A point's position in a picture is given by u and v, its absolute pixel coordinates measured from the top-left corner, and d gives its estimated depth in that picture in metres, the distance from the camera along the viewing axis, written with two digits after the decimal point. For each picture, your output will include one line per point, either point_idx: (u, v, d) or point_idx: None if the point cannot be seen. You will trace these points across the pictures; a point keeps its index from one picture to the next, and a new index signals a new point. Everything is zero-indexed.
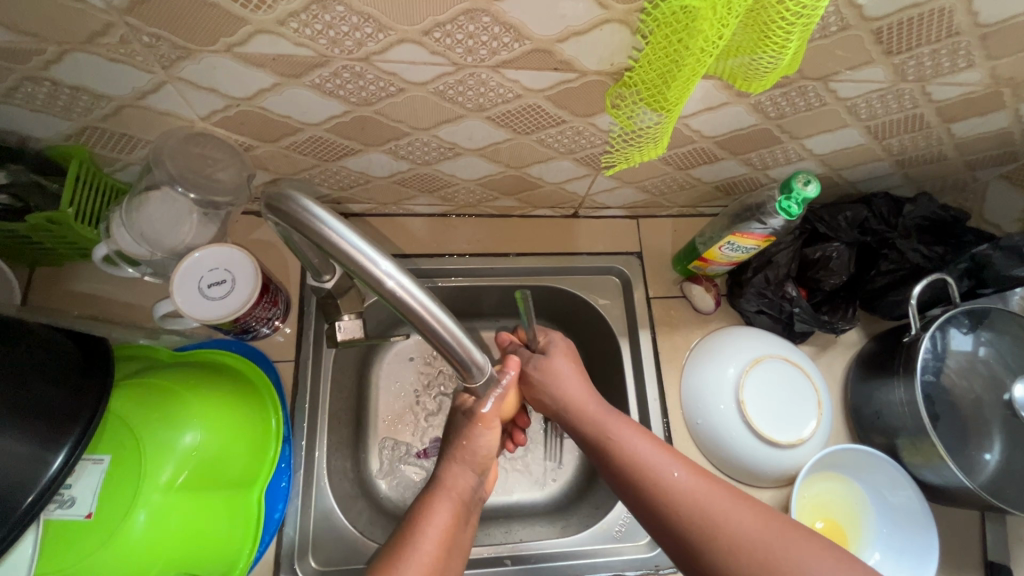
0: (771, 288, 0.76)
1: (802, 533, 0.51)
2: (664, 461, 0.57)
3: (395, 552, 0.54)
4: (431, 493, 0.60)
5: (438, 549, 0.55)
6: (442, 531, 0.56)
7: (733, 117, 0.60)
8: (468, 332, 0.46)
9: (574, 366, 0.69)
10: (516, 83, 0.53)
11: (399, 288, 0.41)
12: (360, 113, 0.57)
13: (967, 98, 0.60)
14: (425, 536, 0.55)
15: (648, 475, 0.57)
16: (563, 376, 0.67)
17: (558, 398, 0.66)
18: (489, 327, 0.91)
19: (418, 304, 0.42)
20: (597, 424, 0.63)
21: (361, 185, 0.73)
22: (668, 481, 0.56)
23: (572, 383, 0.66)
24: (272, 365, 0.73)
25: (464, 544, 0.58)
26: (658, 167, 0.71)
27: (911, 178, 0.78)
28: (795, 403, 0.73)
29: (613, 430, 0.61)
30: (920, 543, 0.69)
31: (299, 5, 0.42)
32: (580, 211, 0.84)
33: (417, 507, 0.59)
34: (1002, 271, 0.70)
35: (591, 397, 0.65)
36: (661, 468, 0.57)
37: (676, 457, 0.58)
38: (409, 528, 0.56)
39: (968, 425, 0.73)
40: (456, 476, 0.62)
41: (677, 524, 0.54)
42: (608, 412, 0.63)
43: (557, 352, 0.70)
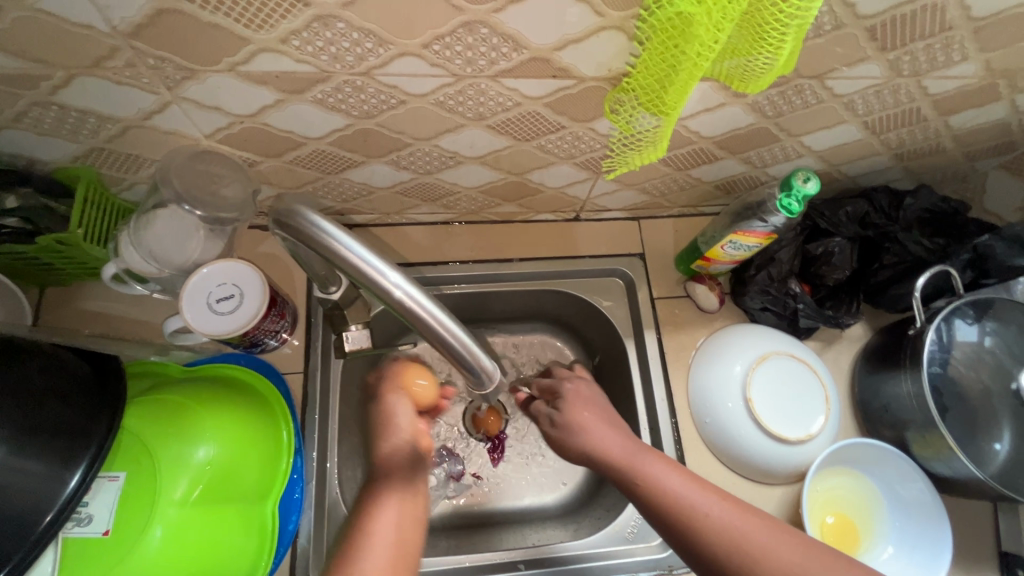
0: (774, 285, 0.77)
1: (842, 561, 0.50)
2: (699, 494, 0.55)
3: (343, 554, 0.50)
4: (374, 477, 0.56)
5: (394, 532, 0.51)
6: (394, 520, 0.52)
7: (730, 117, 0.61)
8: (478, 341, 0.46)
9: (592, 410, 0.67)
10: (516, 91, 0.54)
11: (407, 297, 0.42)
12: (362, 126, 0.57)
13: (962, 90, 0.61)
14: (377, 527, 0.51)
15: (684, 509, 0.55)
16: (580, 412, 0.67)
17: (581, 442, 0.64)
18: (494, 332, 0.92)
19: (426, 312, 0.43)
20: (622, 462, 0.60)
21: (364, 196, 0.73)
22: (705, 516, 0.54)
23: (594, 423, 0.65)
24: (281, 377, 0.73)
25: (419, 525, 0.53)
26: (658, 169, 0.71)
27: (910, 170, 0.79)
28: (803, 399, 0.73)
29: (638, 460, 0.60)
30: (932, 539, 0.69)
31: (301, 22, 0.43)
32: (581, 215, 0.84)
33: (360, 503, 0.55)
34: (1004, 261, 0.72)
35: (614, 440, 0.63)
36: (695, 499, 0.55)
37: (709, 489, 0.56)
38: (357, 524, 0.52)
39: (978, 416, 0.74)
40: (389, 447, 0.58)
41: (715, 558, 0.52)
42: (633, 443, 0.62)
43: (575, 397, 0.69)
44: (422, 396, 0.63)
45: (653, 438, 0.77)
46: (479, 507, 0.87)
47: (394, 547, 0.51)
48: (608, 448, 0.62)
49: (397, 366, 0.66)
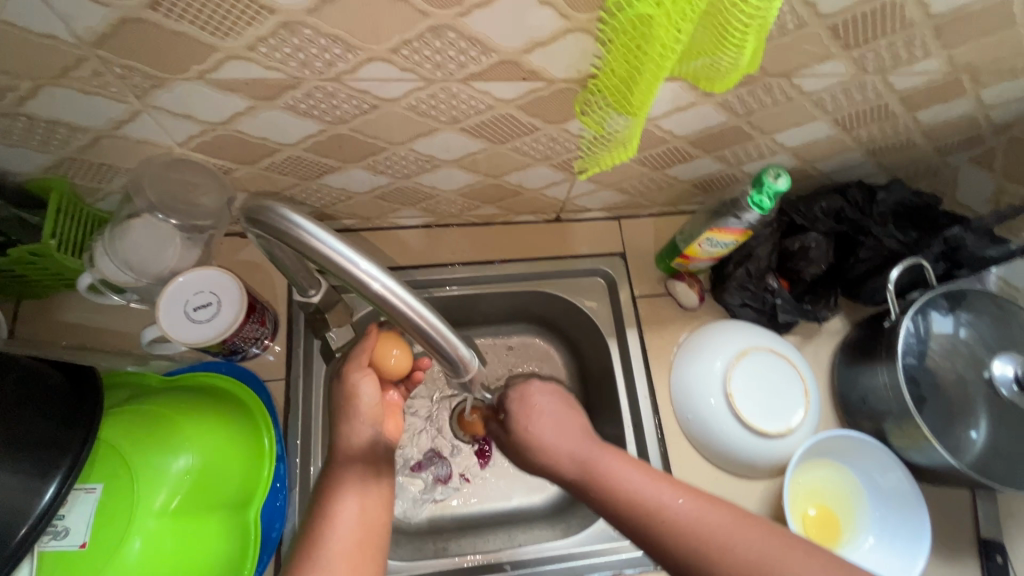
0: (752, 281, 0.78)
1: (803, 550, 0.49)
2: (659, 490, 0.55)
3: (307, 542, 0.55)
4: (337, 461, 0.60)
5: (357, 520, 0.57)
6: (357, 509, 0.57)
7: (702, 117, 0.62)
8: (453, 329, 0.47)
9: (550, 417, 0.66)
10: (487, 94, 0.54)
11: (384, 289, 0.42)
12: (336, 131, 0.58)
13: (928, 86, 0.62)
14: (339, 518, 0.56)
15: (646, 507, 0.54)
16: (538, 423, 0.65)
17: (541, 449, 0.64)
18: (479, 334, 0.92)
19: (400, 301, 0.43)
20: (584, 464, 0.60)
21: (343, 201, 0.73)
22: (666, 511, 0.53)
23: (549, 431, 0.64)
24: (263, 385, 0.72)
25: (380, 517, 0.59)
26: (635, 168, 0.72)
27: (883, 165, 0.80)
28: (783, 394, 0.74)
29: (602, 465, 0.59)
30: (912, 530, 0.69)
31: (267, 29, 0.43)
32: (562, 215, 0.85)
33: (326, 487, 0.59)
34: (976, 252, 0.72)
35: (574, 445, 0.62)
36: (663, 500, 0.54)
37: (671, 484, 0.55)
38: (321, 512, 0.57)
39: (954, 405, 0.74)
40: (352, 432, 0.61)
41: (678, 555, 0.52)
42: (593, 448, 0.61)
43: (525, 411, 0.67)
44: (391, 370, 0.61)
45: (637, 436, 0.77)
46: (467, 509, 0.87)
47: (359, 534, 0.56)
48: (567, 454, 0.62)
49: (371, 335, 0.62)
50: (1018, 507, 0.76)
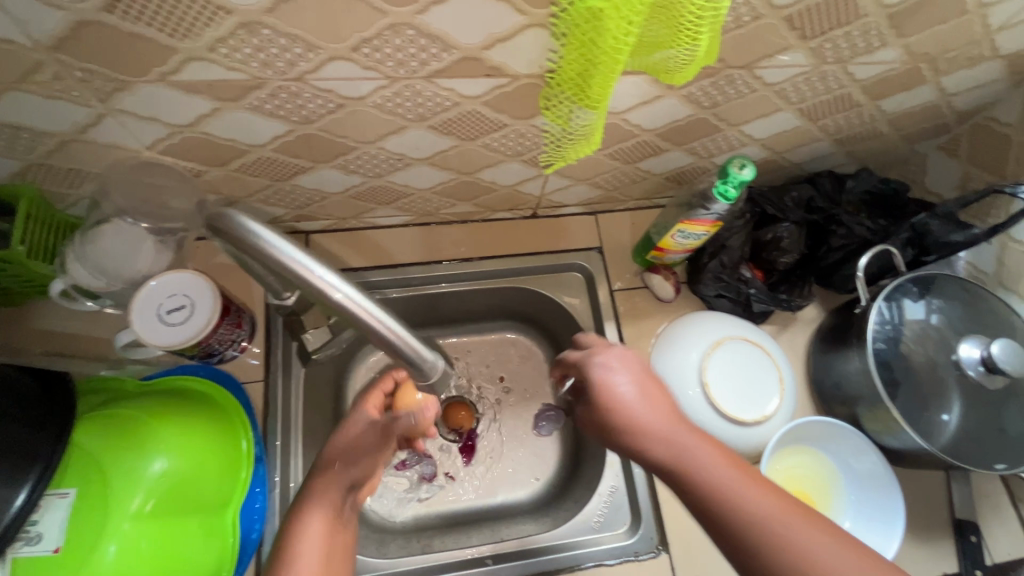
0: (726, 271, 0.79)
1: None
2: (754, 492, 0.47)
3: None
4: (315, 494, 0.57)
5: (323, 550, 0.55)
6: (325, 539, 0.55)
7: (668, 109, 0.63)
8: (413, 332, 0.47)
9: (638, 386, 0.56)
10: (452, 91, 0.54)
11: (346, 298, 0.42)
12: (304, 131, 0.58)
13: (888, 75, 0.63)
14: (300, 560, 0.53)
15: (735, 505, 0.46)
16: (626, 396, 0.55)
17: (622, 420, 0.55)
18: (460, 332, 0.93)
19: (362, 311, 0.43)
20: (669, 443, 0.52)
21: (317, 202, 0.74)
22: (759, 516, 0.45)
23: (638, 402, 0.55)
24: (240, 387, 0.72)
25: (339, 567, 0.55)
26: (606, 162, 0.73)
27: (853, 155, 0.81)
28: (758, 382, 0.74)
29: (689, 450, 0.51)
30: (886, 506, 0.71)
31: (225, 30, 0.44)
32: (538, 212, 0.85)
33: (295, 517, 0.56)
34: (940, 237, 0.72)
35: (662, 420, 0.53)
36: (755, 503, 0.46)
37: (768, 487, 0.47)
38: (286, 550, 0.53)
39: (924, 390, 0.72)
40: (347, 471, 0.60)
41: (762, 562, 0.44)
42: (682, 431, 0.52)
43: (617, 374, 0.57)
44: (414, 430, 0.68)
45: None
46: (452, 506, 0.88)
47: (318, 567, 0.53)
48: (654, 430, 0.53)
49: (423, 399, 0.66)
50: (991, 486, 0.77)
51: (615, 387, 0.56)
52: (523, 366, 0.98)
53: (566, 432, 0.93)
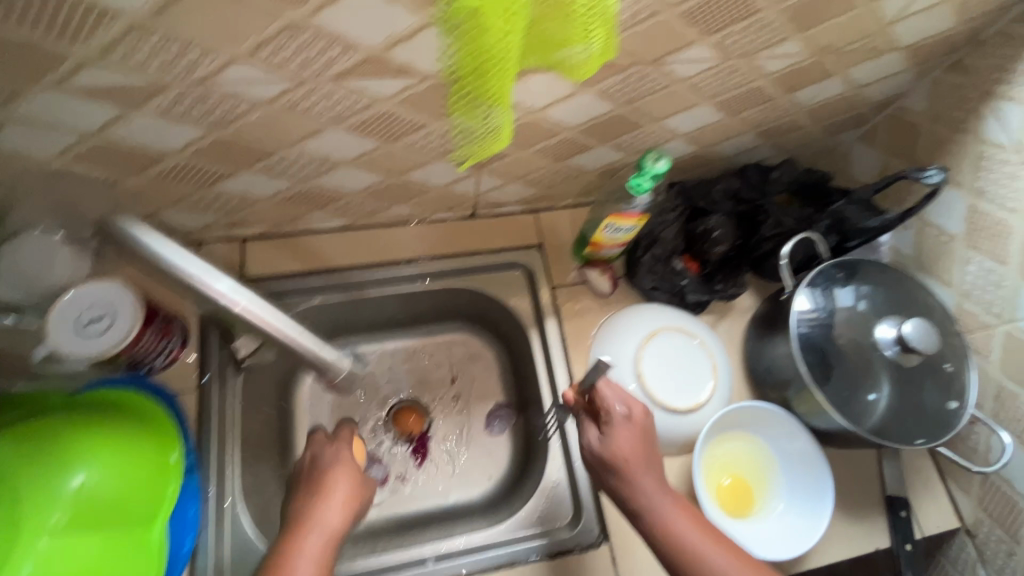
0: (660, 264, 0.81)
1: None
2: (707, 545, 0.57)
3: None
4: (298, 533, 0.59)
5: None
6: (315, 563, 0.57)
7: (586, 106, 0.64)
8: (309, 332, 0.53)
9: (635, 438, 0.62)
10: (364, 92, 0.55)
11: (242, 304, 0.47)
12: (218, 135, 0.58)
13: (796, 68, 0.65)
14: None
15: (691, 555, 0.56)
16: (619, 447, 0.61)
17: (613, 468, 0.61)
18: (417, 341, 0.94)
19: (261, 316, 0.49)
20: (644, 495, 0.60)
21: (247, 207, 0.73)
22: (709, 567, 0.56)
23: (633, 455, 0.61)
24: (172, 396, 0.70)
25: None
26: (535, 160, 0.74)
27: (779, 147, 0.84)
28: (691, 371, 0.76)
29: (657, 504, 0.59)
30: (815, 476, 0.73)
31: (114, 34, 0.43)
32: (477, 212, 0.86)
33: (276, 557, 0.57)
34: (859, 223, 0.75)
35: (646, 473, 0.61)
36: (707, 551, 0.56)
37: (719, 541, 0.57)
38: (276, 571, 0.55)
39: (853, 371, 0.72)
40: (324, 513, 0.61)
41: None
42: (658, 488, 0.60)
43: (620, 429, 0.62)
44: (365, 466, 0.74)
45: (558, 422, 0.79)
46: (404, 510, 0.87)
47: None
48: (637, 481, 0.60)
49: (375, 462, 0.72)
50: (920, 462, 0.80)
51: (620, 432, 0.62)
52: (473, 366, 0.98)
53: (517, 430, 0.94)
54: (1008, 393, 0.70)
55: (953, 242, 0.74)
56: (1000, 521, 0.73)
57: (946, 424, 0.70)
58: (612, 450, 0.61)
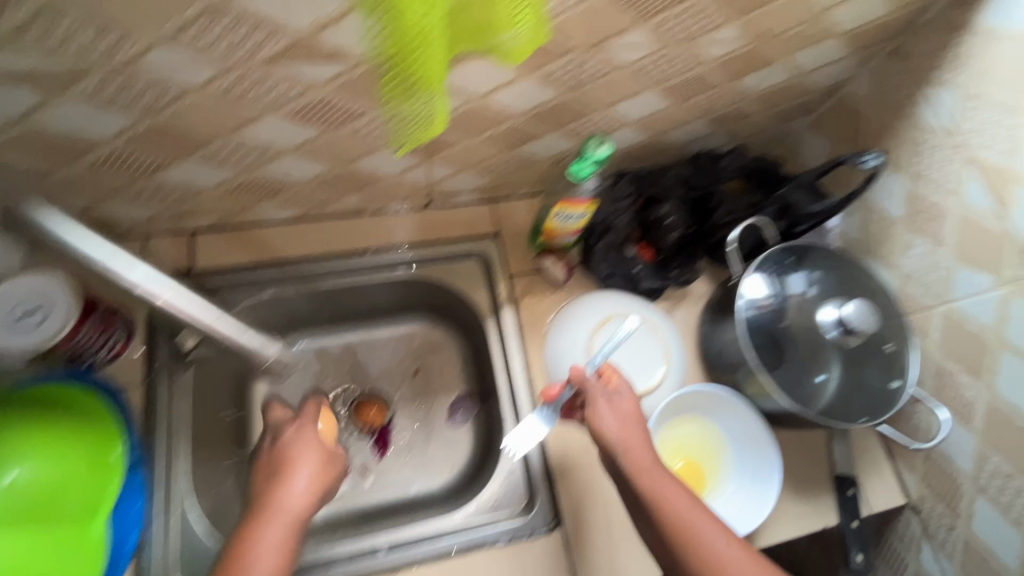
0: (614, 251, 0.81)
1: None
2: (706, 527, 0.56)
3: None
4: (260, 519, 0.57)
5: (273, 570, 0.54)
6: (278, 550, 0.55)
7: (530, 92, 0.64)
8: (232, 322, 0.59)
9: (637, 413, 0.64)
10: (297, 77, 0.54)
11: (165, 299, 0.51)
12: (151, 123, 0.57)
13: (737, 54, 0.66)
14: (260, 562, 0.53)
15: (690, 537, 0.55)
16: (620, 417, 0.62)
17: (616, 440, 0.61)
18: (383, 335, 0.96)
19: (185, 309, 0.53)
20: (646, 473, 0.59)
21: (192, 198, 0.72)
22: (711, 549, 0.54)
23: (636, 427, 0.62)
24: (116, 391, 0.69)
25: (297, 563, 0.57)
26: (486, 147, 0.74)
27: (731, 134, 0.85)
28: (642, 355, 0.78)
29: (657, 481, 0.58)
30: (761, 448, 0.75)
31: (24, 15, 0.42)
32: (433, 201, 0.86)
33: (235, 545, 0.55)
34: (804, 208, 0.76)
35: (645, 448, 0.60)
36: (705, 531, 0.55)
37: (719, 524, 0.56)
38: (240, 556, 0.54)
39: (802, 355, 0.73)
40: (286, 498, 0.59)
41: None
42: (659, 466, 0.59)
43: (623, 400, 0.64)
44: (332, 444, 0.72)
45: (514, 410, 0.79)
46: (366, 501, 0.87)
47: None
48: (637, 456, 0.60)
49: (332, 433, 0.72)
50: (869, 442, 0.82)
51: (624, 398, 0.64)
52: (434, 357, 0.98)
53: (478, 420, 0.94)
54: (948, 372, 0.71)
55: (896, 225, 0.75)
56: (942, 498, 0.75)
57: (886, 404, 0.72)
58: (619, 415, 0.63)
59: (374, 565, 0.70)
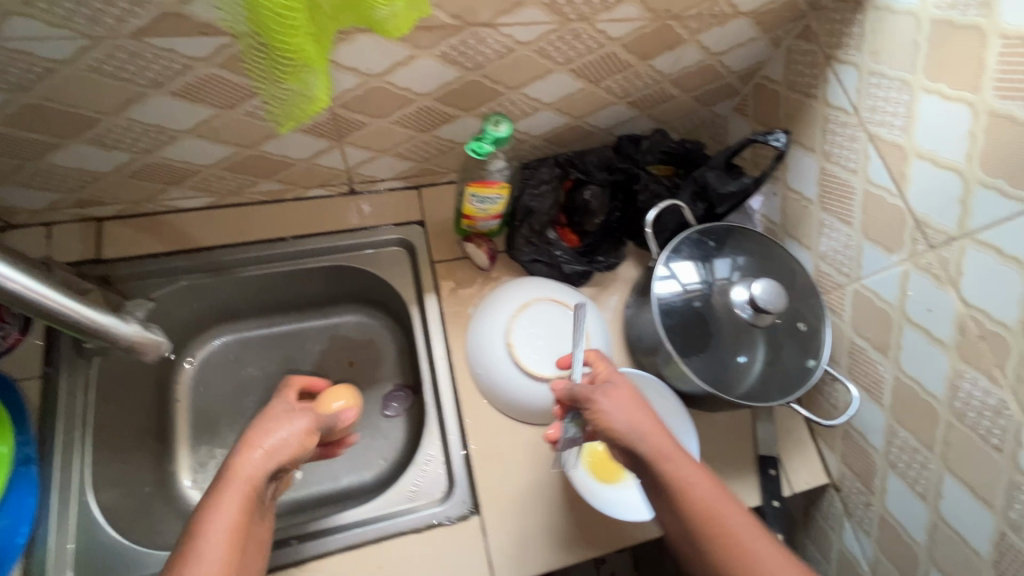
0: (535, 235, 0.80)
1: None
2: (725, 511, 0.52)
3: (179, 553, 0.47)
4: (214, 491, 0.51)
5: (224, 544, 0.48)
6: (232, 523, 0.49)
7: (431, 71, 0.63)
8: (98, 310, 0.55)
9: (633, 395, 0.59)
10: (175, 52, 0.53)
11: (11, 282, 0.46)
12: (25, 101, 0.55)
13: (641, 33, 0.66)
14: (210, 531, 0.48)
15: (709, 521, 0.51)
16: (620, 404, 0.57)
17: (621, 425, 0.56)
18: (318, 324, 0.95)
19: (36, 293, 0.48)
20: (661, 458, 0.54)
21: (92, 183, 0.70)
22: (731, 533, 0.51)
23: (638, 412, 0.57)
24: (11, 384, 0.68)
25: (255, 536, 0.52)
26: (398, 130, 0.72)
27: (655, 118, 0.84)
28: (561, 340, 0.76)
29: (672, 465, 0.54)
30: (676, 425, 0.76)
31: None
32: (356, 188, 0.84)
33: (193, 517, 0.50)
34: (720, 189, 0.76)
35: (656, 429, 0.56)
36: (723, 515, 0.52)
37: (735, 507, 0.53)
38: (195, 527, 0.49)
39: (724, 336, 0.72)
40: (249, 461, 0.53)
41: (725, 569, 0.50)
42: (670, 447, 0.55)
43: (613, 386, 0.59)
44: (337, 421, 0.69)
45: (435, 397, 0.78)
46: (296, 493, 0.84)
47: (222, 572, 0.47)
48: (649, 442, 0.55)
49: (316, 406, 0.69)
50: (793, 423, 0.82)
51: (616, 382, 0.59)
52: (370, 348, 0.95)
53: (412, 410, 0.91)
54: (859, 350, 0.72)
55: (810, 205, 0.76)
56: (860, 476, 0.75)
57: (799, 381, 0.73)
58: (616, 402, 0.57)
59: (281, 559, 0.67)
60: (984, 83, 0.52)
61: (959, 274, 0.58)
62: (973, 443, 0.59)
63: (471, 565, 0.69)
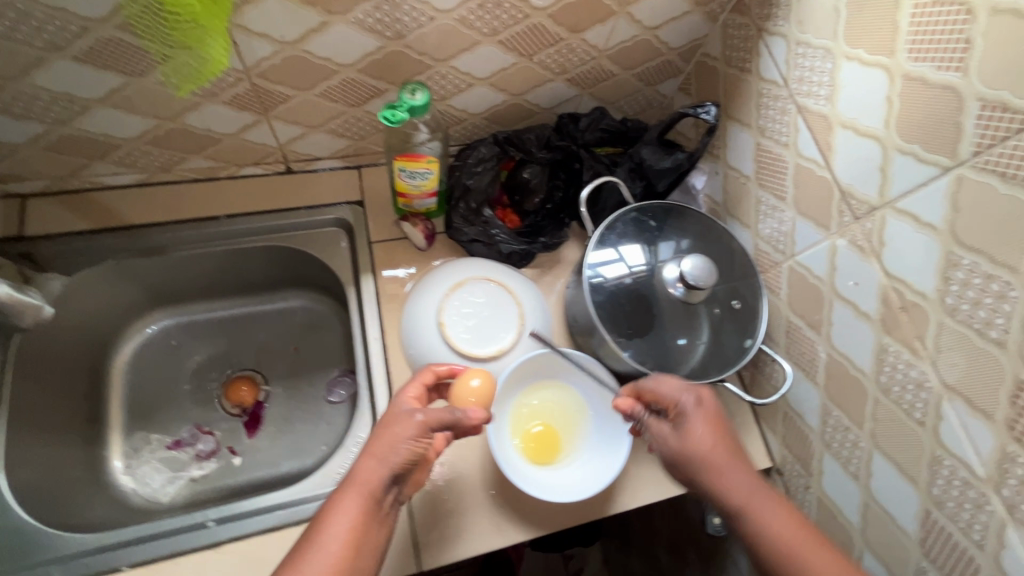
0: (472, 213, 0.79)
1: None
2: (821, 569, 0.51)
3: (302, 546, 0.51)
4: (339, 490, 0.54)
5: (341, 549, 0.50)
6: (345, 531, 0.51)
7: (349, 39, 0.62)
8: None
9: (717, 436, 0.58)
10: (69, 12, 0.53)
11: None
12: None
13: (566, 3, 0.65)
14: (330, 532, 0.51)
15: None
16: (695, 447, 0.58)
17: (692, 467, 0.58)
18: (263, 307, 0.93)
19: None
20: (744, 507, 0.55)
21: (10, 155, 0.69)
22: None
23: (716, 456, 0.57)
24: None
25: (376, 543, 0.53)
26: (326, 104, 0.71)
27: (597, 97, 0.83)
28: (495, 318, 0.75)
29: (752, 514, 0.55)
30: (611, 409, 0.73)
31: None
32: (292, 167, 0.83)
33: (319, 512, 0.53)
34: (655, 165, 0.76)
35: (737, 475, 0.56)
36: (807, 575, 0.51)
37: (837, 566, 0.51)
38: (315, 522, 0.53)
39: (658, 315, 0.71)
40: (367, 468, 0.55)
41: None
42: (756, 492, 0.55)
43: (692, 429, 0.59)
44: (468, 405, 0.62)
45: (368, 378, 0.76)
46: (234, 478, 0.81)
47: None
48: (730, 489, 0.56)
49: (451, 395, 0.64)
50: (738, 408, 0.80)
51: (696, 422, 0.59)
52: (314, 333, 0.93)
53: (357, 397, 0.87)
54: (795, 327, 0.71)
55: (748, 182, 0.75)
56: (799, 458, 0.73)
57: (734, 360, 0.71)
58: (687, 445, 0.59)
59: (193, 542, 0.65)
60: (898, 46, 0.51)
61: (882, 244, 0.56)
62: (900, 419, 0.57)
63: (393, 548, 0.66)
